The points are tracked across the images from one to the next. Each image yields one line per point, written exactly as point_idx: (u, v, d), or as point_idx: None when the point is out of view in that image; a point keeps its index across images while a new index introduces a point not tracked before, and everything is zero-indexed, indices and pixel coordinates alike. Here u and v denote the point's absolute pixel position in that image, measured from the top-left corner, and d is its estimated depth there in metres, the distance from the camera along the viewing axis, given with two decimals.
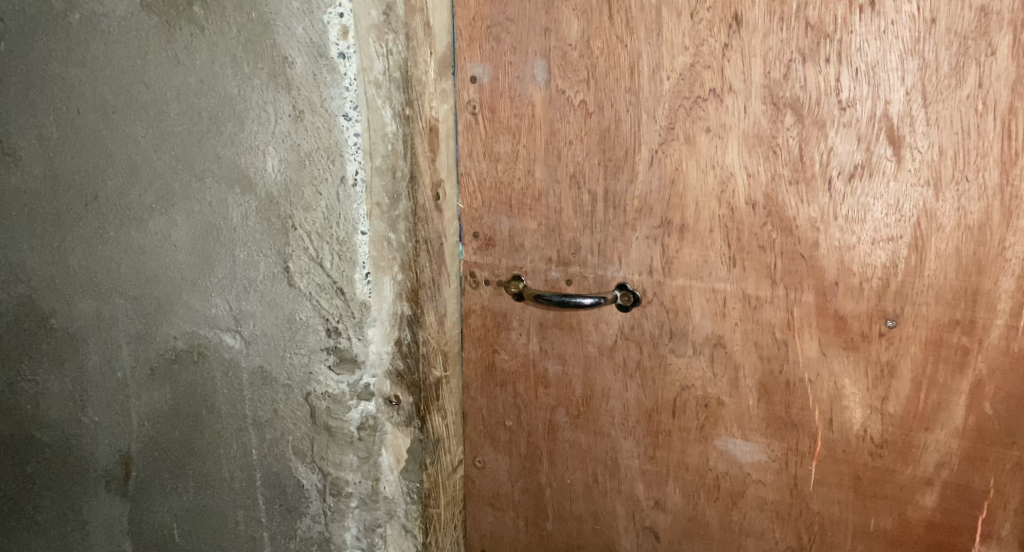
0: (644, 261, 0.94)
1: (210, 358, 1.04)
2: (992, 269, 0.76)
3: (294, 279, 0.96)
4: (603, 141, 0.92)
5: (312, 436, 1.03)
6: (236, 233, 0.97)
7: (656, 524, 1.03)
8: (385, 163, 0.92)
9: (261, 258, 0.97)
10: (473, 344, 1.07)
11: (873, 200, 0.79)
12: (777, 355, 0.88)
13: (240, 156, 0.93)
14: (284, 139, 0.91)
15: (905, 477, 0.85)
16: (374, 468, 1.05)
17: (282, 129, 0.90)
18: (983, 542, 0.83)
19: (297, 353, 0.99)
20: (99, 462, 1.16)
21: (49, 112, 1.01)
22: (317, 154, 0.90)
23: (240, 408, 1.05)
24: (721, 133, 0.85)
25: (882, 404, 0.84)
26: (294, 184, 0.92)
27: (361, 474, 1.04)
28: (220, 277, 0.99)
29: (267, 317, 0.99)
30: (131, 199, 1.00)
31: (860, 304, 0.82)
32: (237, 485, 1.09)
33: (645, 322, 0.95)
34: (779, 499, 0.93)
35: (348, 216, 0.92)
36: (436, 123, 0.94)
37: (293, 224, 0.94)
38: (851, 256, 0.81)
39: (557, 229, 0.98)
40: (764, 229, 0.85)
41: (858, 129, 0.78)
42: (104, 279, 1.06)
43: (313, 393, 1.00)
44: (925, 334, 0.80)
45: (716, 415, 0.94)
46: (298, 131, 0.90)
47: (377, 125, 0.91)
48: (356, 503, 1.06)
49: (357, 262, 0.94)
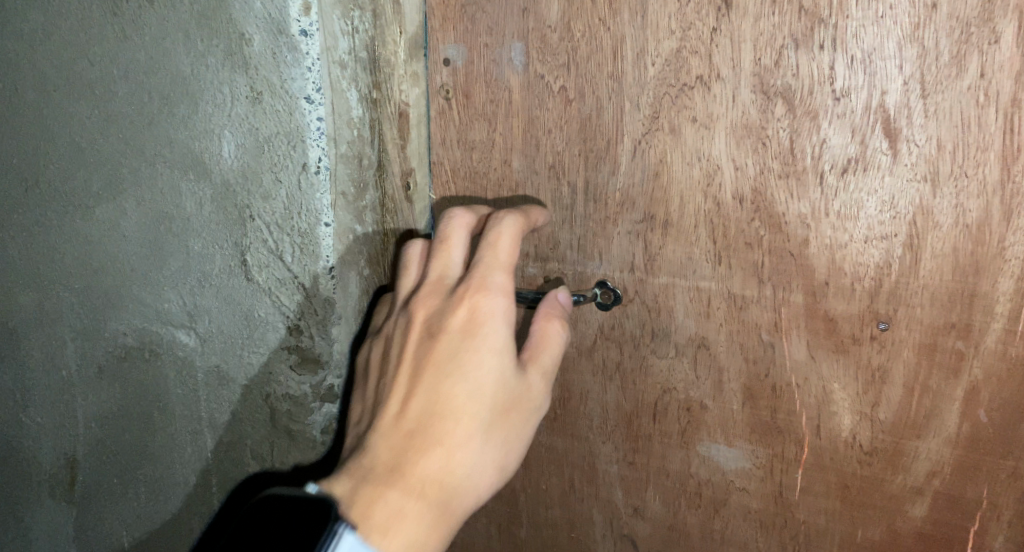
0: (625, 258, 0.90)
1: (162, 356, 0.97)
2: (990, 270, 0.72)
3: (252, 274, 0.89)
4: (583, 130, 0.87)
5: (271, 440, 0.96)
6: (190, 223, 0.90)
7: (634, 532, 0.98)
8: (352, 151, 0.85)
9: (217, 249, 0.90)
10: None
11: (867, 195, 0.75)
12: (764, 358, 0.84)
13: (195, 140, 0.86)
14: (241, 122, 0.83)
15: (895, 486, 0.81)
16: None
17: (239, 111, 0.82)
18: None
19: (256, 352, 0.93)
20: (44, 465, 1.11)
21: (0, 99, 0.96)
22: (277, 138, 0.82)
23: (195, 409, 0.98)
24: (708, 123, 0.81)
25: (872, 411, 0.80)
26: (252, 171, 0.84)
27: None
28: (172, 270, 0.93)
29: (224, 313, 0.92)
30: (77, 185, 0.94)
31: (851, 306, 0.78)
32: (191, 491, 1.02)
33: (626, 322, 0.91)
34: (763, 508, 0.89)
35: (310, 206, 0.83)
36: (405, 109, 0.91)
37: (252, 214, 0.86)
38: (843, 254, 0.77)
39: (534, 224, 0.94)
40: (752, 225, 0.81)
41: (852, 120, 0.74)
42: (46, 273, 1.01)
43: (273, 394, 0.94)
44: (918, 337, 0.76)
45: (698, 420, 0.90)
46: (256, 114, 0.82)
47: (343, 109, 0.82)
48: None
49: (320, 256, 0.85)
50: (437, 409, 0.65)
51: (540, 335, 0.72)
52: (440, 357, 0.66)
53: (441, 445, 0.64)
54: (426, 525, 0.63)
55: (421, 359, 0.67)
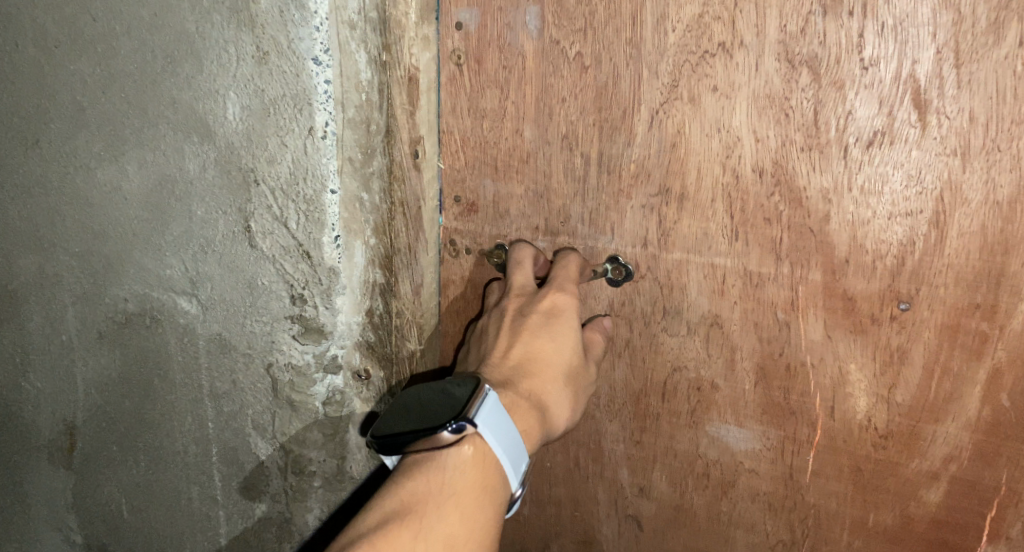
0: (638, 232, 0.88)
1: (164, 323, 0.96)
2: (1020, 248, 0.69)
3: (256, 241, 0.87)
4: (599, 99, 0.85)
5: (273, 411, 0.95)
6: (193, 187, 0.88)
7: (639, 512, 0.96)
8: (359, 116, 0.82)
9: (220, 215, 0.88)
10: (452, 318, 1.03)
11: (893, 169, 0.72)
12: (779, 338, 0.82)
13: (198, 101, 0.83)
14: (246, 83, 0.80)
15: (909, 471, 0.78)
16: (341, 446, 0.95)
17: (244, 71, 0.80)
18: (991, 542, 0.77)
19: (259, 320, 0.91)
20: (42, 432, 1.10)
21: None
22: (283, 101, 0.80)
23: (196, 378, 0.97)
24: (729, 92, 0.78)
25: (888, 393, 0.77)
26: (257, 134, 0.82)
27: (326, 452, 0.96)
28: (175, 235, 0.91)
29: (227, 281, 0.90)
30: (79, 144, 0.92)
31: (872, 285, 0.75)
32: (191, 459, 1.01)
33: (637, 299, 0.90)
34: (772, 490, 0.87)
35: (316, 172, 0.82)
36: (416, 74, 0.87)
37: (256, 179, 0.84)
38: (865, 231, 0.75)
39: (545, 195, 0.92)
40: (771, 200, 0.79)
41: (880, 90, 0.71)
42: (47, 234, 0.99)
43: (276, 364, 0.92)
44: (941, 318, 0.73)
45: (708, 400, 0.88)
46: (262, 74, 0.79)
47: (352, 72, 0.80)
48: (320, 483, 0.97)
49: (326, 224, 0.83)
50: (534, 359, 0.82)
51: (590, 344, 0.89)
52: (538, 323, 0.83)
53: (542, 375, 0.82)
54: (531, 421, 0.78)
55: (516, 326, 0.84)
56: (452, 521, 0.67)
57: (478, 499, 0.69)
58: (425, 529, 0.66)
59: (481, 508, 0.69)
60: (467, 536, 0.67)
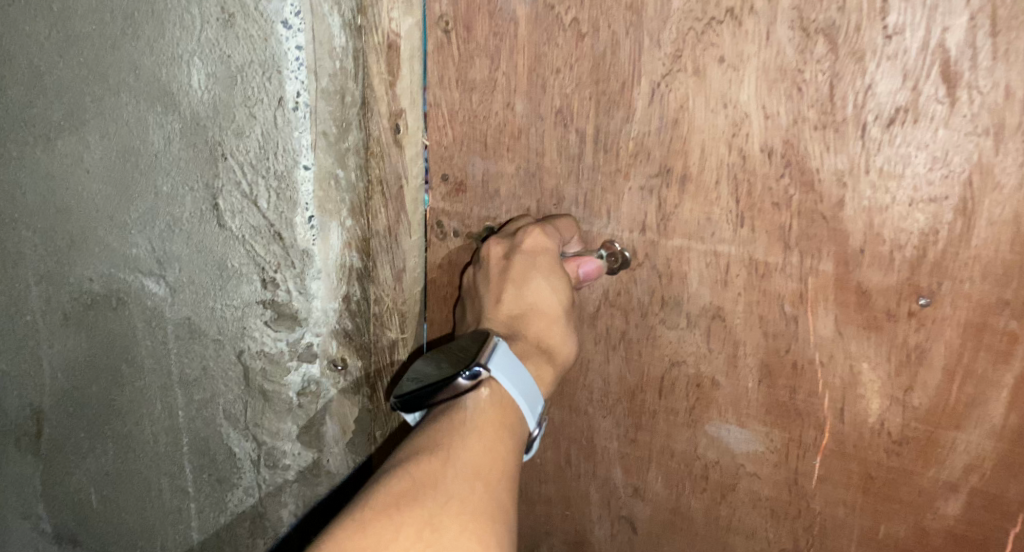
0: (637, 216, 0.82)
1: (130, 305, 0.91)
2: None
3: (224, 219, 0.82)
4: (596, 71, 0.79)
5: (245, 400, 0.90)
6: (157, 160, 0.82)
7: (633, 514, 0.91)
8: (333, 85, 0.75)
9: (187, 191, 0.82)
10: (438, 305, 0.97)
11: (916, 150, 0.65)
12: (786, 333, 0.75)
13: (161, 67, 0.77)
14: (211, 48, 0.75)
15: (925, 481, 0.72)
16: (316, 438, 0.92)
17: (208, 35, 0.74)
18: None
19: (230, 305, 0.86)
20: (9, 417, 1.06)
21: None
22: (250, 68, 0.74)
23: (165, 364, 0.92)
24: (737, 64, 0.72)
25: (904, 396, 0.70)
26: (224, 103, 0.76)
27: (300, 445, 0.92)
28: (140, 212, 0.85)
29: (194, 261, 0.85)
30: (39, 111, 0.87)
31: (888, 278, 0.69)
32: (161, 449, 0.97)
33: (634, 288, 0.83)
34: (774, 495, 0.81)
35: (287, 147, 0.76)
36: (395, 40, 0.76)
37: (224, 153, 0.79)
38: (882, 219, 0.68)
39: (537, 174, 0.87)
40: (781, 183, 0.72)
41: (905, 62, 0.64)
42: (9, 209, 0.94)
43: (247, 352, 0.87)
44: (964, 316, 0.66)
45: (709, 398, 0.82)
46: (227, 38, 0.74)
47: (325, 38, 0.73)
48: (294, 476, 0.94)
49: (298, 203, 0.79)
50: (525, 306, 0.80)
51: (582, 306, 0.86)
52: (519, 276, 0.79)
53: (541, 318, 0.79)
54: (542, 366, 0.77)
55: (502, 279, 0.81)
56: (479, 448, 0.62)
57: (499, 436, 0.64)
58: (451, 455, 0.61)
59: (505, 439, 0.64)
60: (494, 465, 0.62)
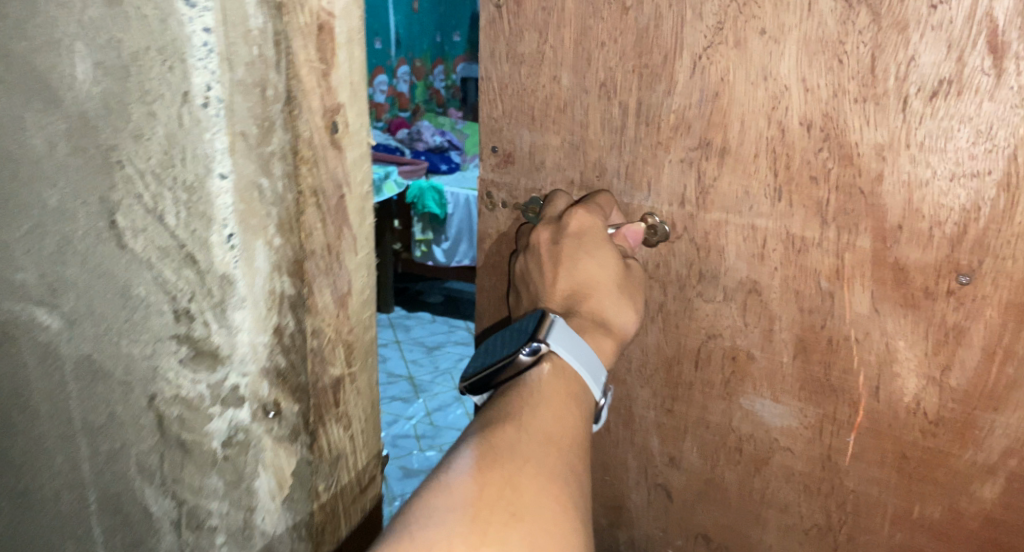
0: (676, 189, 0.83)
1: (22, 339, 0.80)
2: None
3: (126, 240, 0.68)
4: (639, 43, 0.81)
5: (161, 451, 0.76)
6: (43, 169, 0.70)
7: (669, 482, 0.92)
8: (250, 77, 0.59)
9: (81, 206, 0.69)
10: (488, 272, 1.04)
11: (959, 124, 0.64)
12: (822, 308, 0.75)
13: (49, 60, 0.64)
14: (97, 32, 0.61)
15: (961, 463, 0.70)
16: (246, 497, 0.76)
17: (93, 16, 0.60)
18: None
19: (137, 341, 0.72)
20: None
21: None
22: (147, 53, 0.59)
23: (70, 405, 0.80)
24: (778, 36, 0.72)
25: (941, 376, 0.69)
26: (117, 102, 0.62)
27: (228, 503, 0.77)
28: (25, 232, 0.74)
29: (99, 288, 0.72)
30: None
31: (927, 255, 0.67)
32: (63, 507, 0.88)
33: (672, 261, 0.84)
34: (808, 471, 0.80)
35: (195, 150, 0.61)
36: (327, 21, 0.62)
37: (120, 159, 0.65)
38: (922, 194, 0.66)
39: (581, 147, 0.90)
40: (819, 156, 0.72)
41: (949, 33, 0.63)
42: None
43: (160, 395, 0.73)
44: (1006, 296, 0.64)
45: (744, 371, 0.82)
46: (116, 18, 0.59)
47: (237, 17, 0.57)
48: (223, 539, 0.79)
49: (214, 219, 0.63)
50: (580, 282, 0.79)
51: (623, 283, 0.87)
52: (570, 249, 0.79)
53: (600, 291, 0.79)
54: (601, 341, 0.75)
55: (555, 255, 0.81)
56: (547, 415, 0.63)
57: (564, 404, 0.65)
58: (524, 421, 0.62)
59: (572, 407, 0.66)
60: (562, 430, 0.63)
